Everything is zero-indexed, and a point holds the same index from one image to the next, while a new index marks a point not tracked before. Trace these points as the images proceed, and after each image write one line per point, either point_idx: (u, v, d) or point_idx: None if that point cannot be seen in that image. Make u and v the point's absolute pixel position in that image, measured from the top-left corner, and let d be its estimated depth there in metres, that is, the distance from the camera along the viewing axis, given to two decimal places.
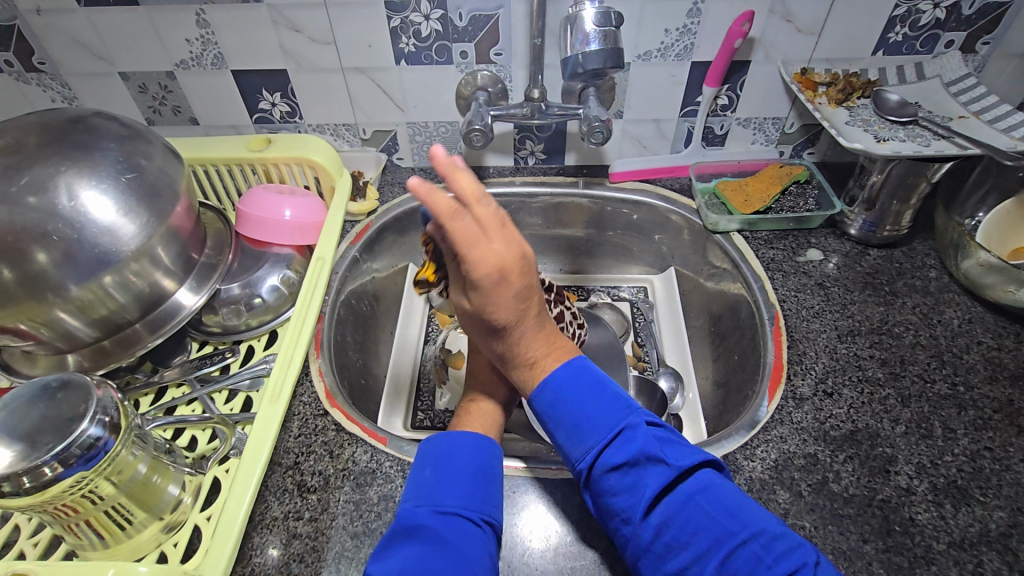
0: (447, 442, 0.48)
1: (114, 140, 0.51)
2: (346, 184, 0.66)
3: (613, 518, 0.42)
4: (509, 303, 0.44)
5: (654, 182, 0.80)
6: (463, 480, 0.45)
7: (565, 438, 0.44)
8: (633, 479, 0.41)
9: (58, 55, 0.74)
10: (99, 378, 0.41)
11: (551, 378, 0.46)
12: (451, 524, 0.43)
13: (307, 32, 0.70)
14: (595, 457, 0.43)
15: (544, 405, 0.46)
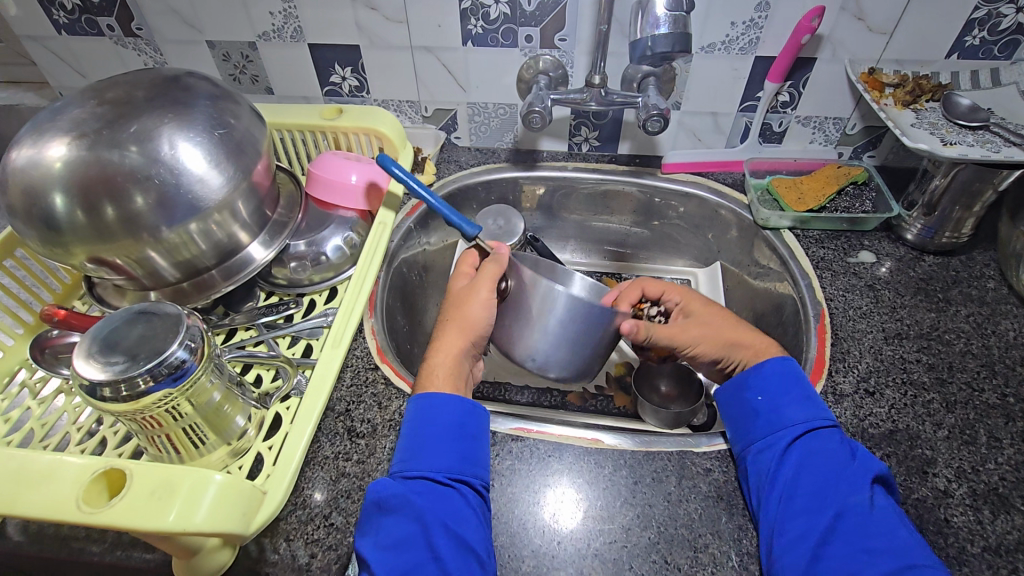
0: (419, 409, 0.51)
1: (207, 99, 0.55)
2: (408, 156, 0.69)
3: (802, 487, 0.47)
4: (708, 308, 0.62)
5: (706, 175, 0.81)
6: (434, 443, 0.49)
7: (784, 405, 0.52)
8: (847, 464, 0.47)
9: (155, 23, 0.80)
10: (186, 310, 0.45)
11: (776, 361, 0.55)
12: (421, 486, 0.47)
13: (382, 11, 0.73)
14: (815, 428, 0.50)
15: (770, 373, 0.54)
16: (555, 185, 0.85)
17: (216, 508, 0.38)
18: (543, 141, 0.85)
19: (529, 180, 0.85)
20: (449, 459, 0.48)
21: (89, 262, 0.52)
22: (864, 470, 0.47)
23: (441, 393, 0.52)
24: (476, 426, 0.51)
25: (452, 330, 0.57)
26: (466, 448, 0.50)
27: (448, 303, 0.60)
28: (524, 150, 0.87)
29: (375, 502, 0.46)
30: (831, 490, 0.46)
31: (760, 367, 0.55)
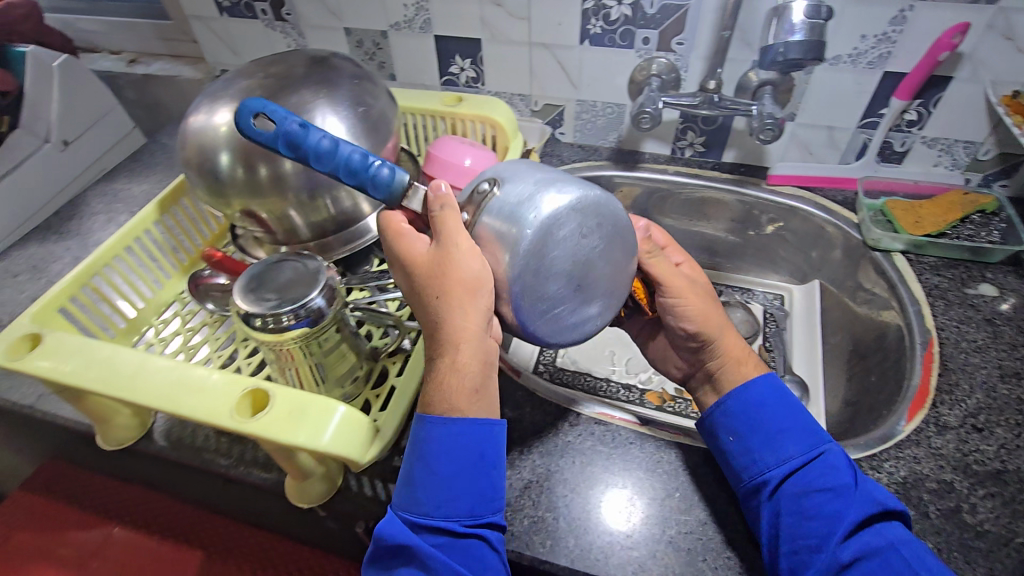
0: (432, 442, 0.43)
1: (350, 79, 0.61)
2: (518, 145, 0.72)
3: (794, 536, 0.45)
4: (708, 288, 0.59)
5: (813, 190, 0.79)
6: (442, 484, 0.43)
7: (755, 447, 0.50)
8: (838, 502, 0.45)
9: (302, 9, 0.88)
10: (326, 262, 0.51)
11: (755, 384, 0.53)
12: (437, 534, 0.42)
13: (507, 7, 0.77)
14: (792, 467, 0.48)
15: (737, 408, 0.52)
16: (654, 187, 0.86)
17: (341, 429, 0.43)
18: (646, 143, 0.87)
19: (628, 179, 0.86)
20: (450, 499, 0.43)
21: (241, 213, 0.60)
22: (859, 504, 0.45)
23: (463, 421, 0.43)
24: (486, 447, 0.44)
25: (456, 307, 0.42)
26: (475, 481, 0.43)
27: (425, 267, 0.44)
28: (626, 150, 0.88)
29: (385, 548, 0.42)
30: (830, 535, 0.45)
31: (725, 403, 0.53)
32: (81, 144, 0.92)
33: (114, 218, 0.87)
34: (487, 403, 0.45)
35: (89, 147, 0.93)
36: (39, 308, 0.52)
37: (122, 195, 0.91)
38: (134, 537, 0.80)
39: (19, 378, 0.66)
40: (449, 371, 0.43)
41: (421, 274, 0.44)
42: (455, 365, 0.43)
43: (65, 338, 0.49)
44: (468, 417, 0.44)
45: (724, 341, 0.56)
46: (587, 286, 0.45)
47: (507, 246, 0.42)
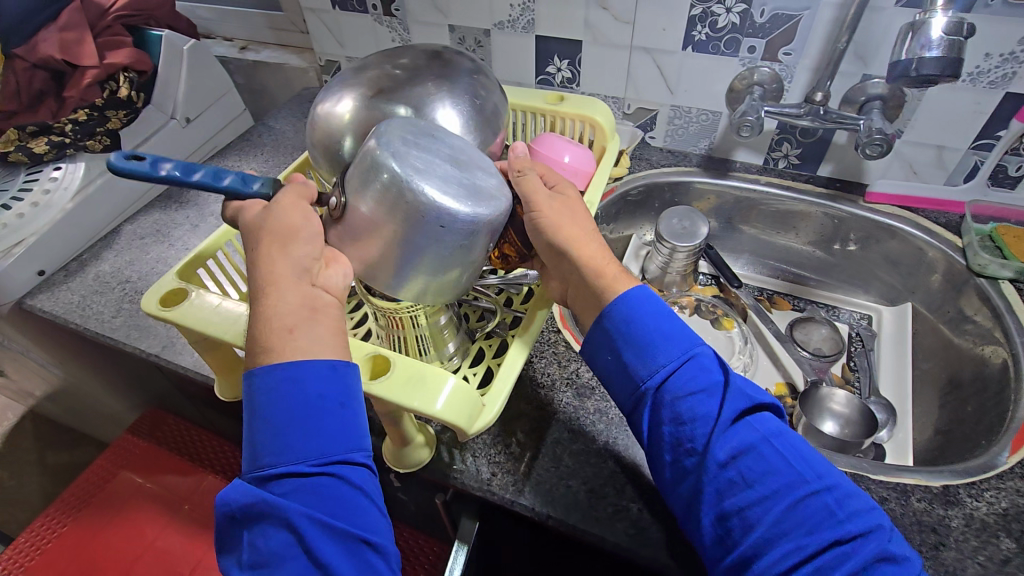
0: (268, 395, 0.40)
1: (466, 74, 0.65)
2: (616, 148, 0.73)
3: (673, 444, 0.45)
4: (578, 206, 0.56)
5: (914, 211, 0.77)
6: (280, 432, 0.39)
7: (638, 356, 0.47)
8: (713, 405, 0.44)
9: (411, 5, 0.93)
10: None
11: (629, 293, 0.49)
12: (288, 485, 0.39)
13: (613, 11, 0.79)
14: (671, 372, 0.46)
15: (620, 318, 0.48)
16: (743, 197, 0.85)
17: (452, 398, 0.45)
18: (738, 152, 0.86)
19: (717, 187, 0.86)
20: (289, 446, 0.39)
21: None
22: (732, 404, 0.44)
23: (297, 358, 0.40)
24: (318, 388, 0.40)
25: (269, 255, 0.43)
26: (317, 420, 0.40)
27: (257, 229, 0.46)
28: (717, 157, 0.88)
29: (229, 516, 0.38)
30: (704, 437, 0.43)
31: (603, 321, 0.49)
32: (201, 121, 0.99)
33: None
34: (320, 344, 0.42)
35: (207, 125, 1.01)
36: (183, 267, 0.58)
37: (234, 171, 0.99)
38: (230, 485, 0.87)
39: (148, 330, 0.73)
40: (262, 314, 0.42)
41: (255, 228, 0.45)
42: (270, 307, 0.42)
43: (206, 299, 0.54)
44: (308, 357, 0.41)
45: (582, 250, 0.51)
46: (461, 162, 0.46)
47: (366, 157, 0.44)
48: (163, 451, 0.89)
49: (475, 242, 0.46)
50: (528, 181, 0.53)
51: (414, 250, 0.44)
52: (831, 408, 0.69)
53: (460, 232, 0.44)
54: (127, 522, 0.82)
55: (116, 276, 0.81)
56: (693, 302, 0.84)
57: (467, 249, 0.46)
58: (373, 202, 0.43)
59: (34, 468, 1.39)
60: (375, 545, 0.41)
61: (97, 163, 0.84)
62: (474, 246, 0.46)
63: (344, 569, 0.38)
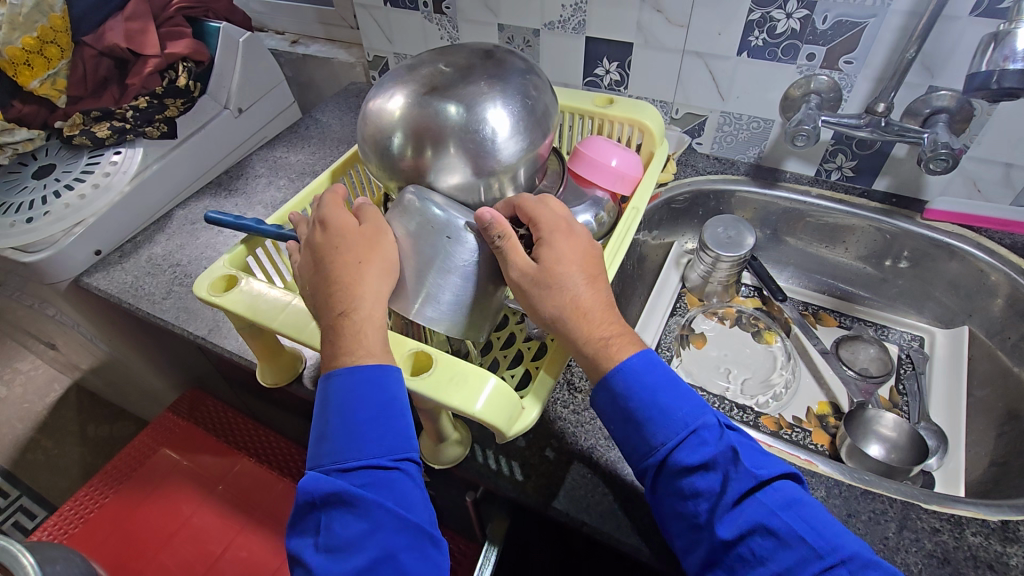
0: (347, 393, 0.44)
1: (519, 74, 0.64)
2: (664, 152, 0.73)
3: (677, 521, 0.44)
4: (574, 260, 0.50)
5: (976, 230, 0.74)
6: (358, 427, 0.43)
7: (636, 433, 0.46)
8: (717, 484, 0.43)
9: (462, 3, 0.93)
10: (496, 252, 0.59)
11: (626, 364, 0.47)
12: (363, 475, 0.42)
13: (667, 14, 0.78)
14: (670, 452, 0.44)
15: (618, 391, 0.47)
16: (791, 208, 0.83)
17: (491, 398, 0.45)
18: (788, 161, 0.84)
19: (764, 197, 0.84)
20: (366, 440, 0.43)
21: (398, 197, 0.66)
22: (737, 482, 0.43)
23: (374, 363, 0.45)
24: (393, 388, 0.44)
25: (373, 272, 0.48)
26: (391, 418, 0.44)
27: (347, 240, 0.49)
28: (766, 167, 0.86)
29: (306, 503, 0.42)
30: (706, 516, 0.43)
31: (598, 391, 0.48)
32: (252, 111, 1.02)
33: (274, 181, 0.97)
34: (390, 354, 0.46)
35: (257, 115, 1.03)
36: (234, 254, 0.59)
37: (281, 162, 1.01)
38: (262, 468, 0.89)
39: (195, 313, 0.75)
40: (342, 321, 0.46)
41: (342, 239, 0.49)
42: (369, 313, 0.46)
43: (254, 287, 0.55)
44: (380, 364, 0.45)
45: (571, 323, 0.48)
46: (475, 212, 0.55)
47: (410, 204, 0.51)
48: (200, 431, 0.91)
49: (494, 271, 0.53)
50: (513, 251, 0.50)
51: (442, 279, 0.50)
52: (878, 430, 0.66)
53: (484, 260, 0.52)
54: (169, 497, 0.85)
55: (167, 258, 0.83)
56: (733, 313, 0.83)
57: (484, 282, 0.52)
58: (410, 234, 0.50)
59: (76, 439, 1.44)
60: (435, 539, 0.44)
61: (154, 149, 0.87)
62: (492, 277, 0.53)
63: (410, 556, 0.41)
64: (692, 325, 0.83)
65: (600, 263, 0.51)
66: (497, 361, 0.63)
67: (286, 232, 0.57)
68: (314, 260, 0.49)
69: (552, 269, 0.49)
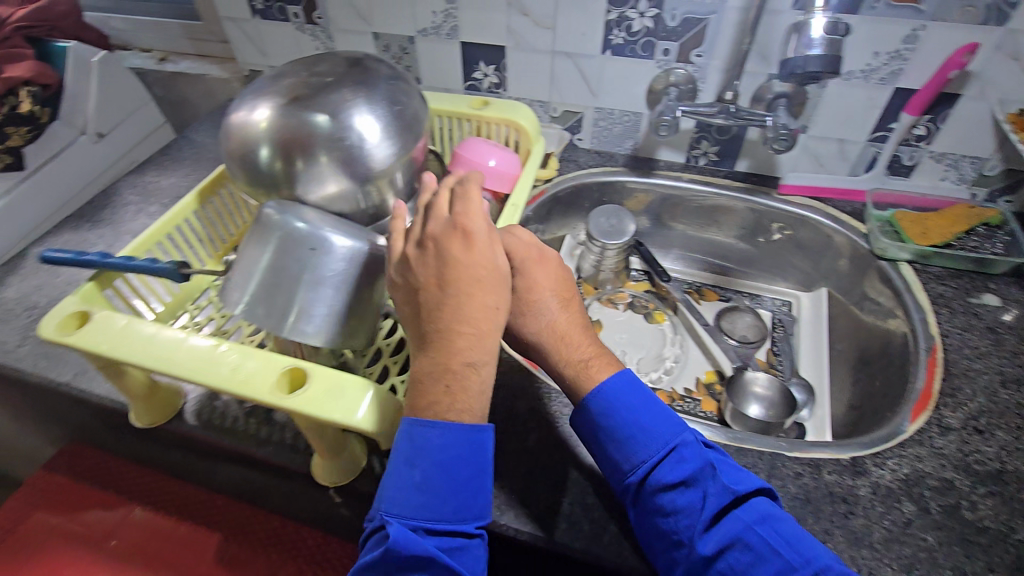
0: (443, 449, 0.43)
1: (386, 81, 0.64)
2: (541, 150, 0.74)
3: (659, 537, 0.45)
4: (548, 287, 0.56)
5: (823, 201, 0.82)
6: (451, 490, 0.43)
7: (618, 448, 0.49)
8: (695, 497, 0.46)
9: (334, 13, 0.92)
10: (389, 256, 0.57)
11: (605, 386, 0.51)
12: (446, 540, 0.42)
13: (533, 16, 0.80)
14: (650, 466, 0.48)
15: (597, 411, 0.50)
16: (668, 194, 0.88)
17: (374, 409, 0.44)
18: (661, 151, 0.89)
19: (643, 186, 0.89)
20: (454, 504, 0.43)
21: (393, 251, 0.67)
22: (714, 496, 0.45)
23: (459, 424, 0.44)
24: (485, 455, 0.45)
25: (473, 303, 0.47)
26: (477, 484, 0.44)
27: (464, 266, 0.47)
28: (642, 157, 0.91)
29: (386, 564, 0.40)
30: (687, 529, 0.44)
31: (579, 411, 0.51)
32: (114, 136, 0.95)
33: (145, 208, 0.90)
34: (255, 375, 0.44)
35: (121, 140, 0.96)
36: (85, 290, 0.55)
37: (152, 187, 0.94)
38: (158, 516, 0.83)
39: (58, 358, 0.69)
40: (466, 371, 0.44)
41: (469, 267, 0.47)
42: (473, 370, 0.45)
43: (110, 321, 0.52)
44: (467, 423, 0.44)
45: (553, 345, 0.54)
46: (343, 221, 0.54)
47: (269, 219, 0.50)
48: (83, 487, 0.84)
49: (367, 278, 0.52)
50: None
51: (312, 293, 0.49)
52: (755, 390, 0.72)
53: (355, 269, 0.51)
54: (48, 568, 0.77)
55: (21, 302, 0.76)
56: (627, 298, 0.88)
57: (362, 288, 0.52)
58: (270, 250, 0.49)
59: None
60: None
61: None
62: (367, 284, 0.52)
63: None
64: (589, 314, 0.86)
65: (572, 286, 0.57)
66: (388, 367, 0.58)
67: (134, 262, 0.54)
68: (443, 279, 0.47)
69: (526, 297, 0.55)
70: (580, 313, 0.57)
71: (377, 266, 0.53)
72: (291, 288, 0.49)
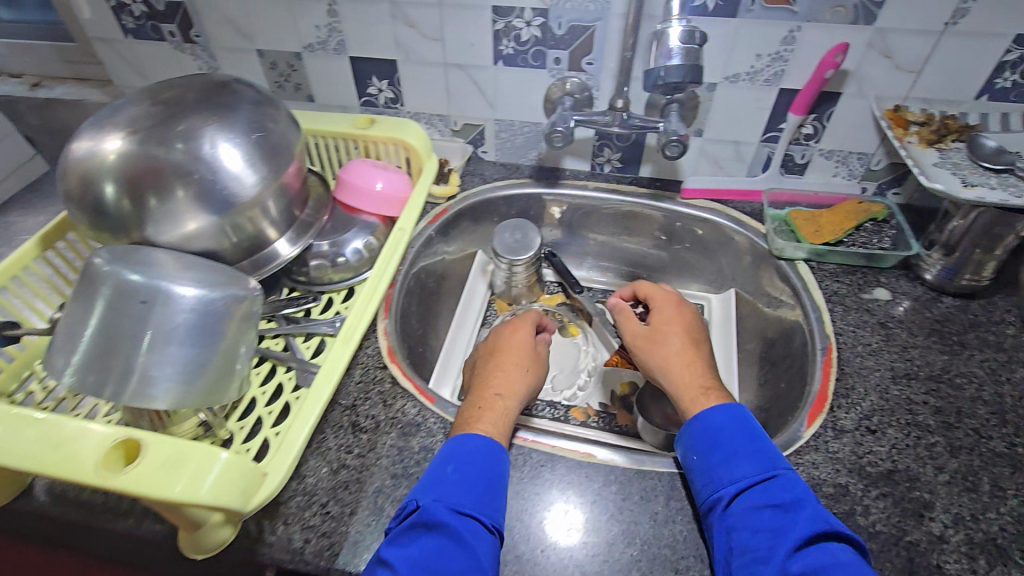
0: (467, 443, 0.51)
1: (249, 104, 0.59)
2: (434, 167, 0.72)
3: (741, 553, 0.44)
4: (678, 327, 0.64)
5: (724, 203, 0.82)
6: (475, 484, 0.49)
7: (718, 464, 0.50)
8: (788, 519, 0.44)
9: (211, 31, 0.85)
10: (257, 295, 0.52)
11: (710, 412, 0.53)
12: (467, 524, 0.46)
13: (419, 28, 0.77)
14: (749, 484, 0.47)
15: (698, 431, 0.52)
16: (577, 203, 0.87)
17: (223, 477, 0.41)
18: (566, 160, 0.88)
19: (550, 197, 0.87)
20: (476, 496, 0.48)
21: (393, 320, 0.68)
22: (807, 520, 0.44)
23: (478, 437, 0.52)
24: (503, 466, 0.51)
25: (520, 369, 0.61)
26: (495, 489, 0.49)
27: (511, 340, 0.65)
28: (547, 167, 0.89)
29: (418, 523, 0.46)
30: (777, 547, 0.43)
31: (689, 425, 0.53)
32: None
33: None
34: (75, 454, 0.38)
35: None
36: None
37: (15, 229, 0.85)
38: None
39: None
40: (496, 403, 0.57)
41: (512, 347, 0.64)
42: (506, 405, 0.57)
43: None
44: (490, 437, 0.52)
45: (671, 372, 0.59)
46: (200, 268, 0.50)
47: (103, 273, 0.46)
48: None
49: (220, 326, 0.47)
50: (623, 325, 0.67)
51: (150, 349, 0.44)
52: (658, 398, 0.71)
53: (204, 318, 0.46)
54: None
55: None
56: None
57: (217, 338, 0.47)
58: (104, 308, 0.45)
59: None
60: None
61: None
62: (221, 332, 0.47)
63: None
64: None
65: (702, 332, 0.64)
66: (262, 419, 0.52)
67: None
68: (490, 352, 0.64)
69: (654, 346, 0.62)
70: (709, 354, 0.62)
71: (230, 311, 0.48)
72: (128, 349, 0.44)
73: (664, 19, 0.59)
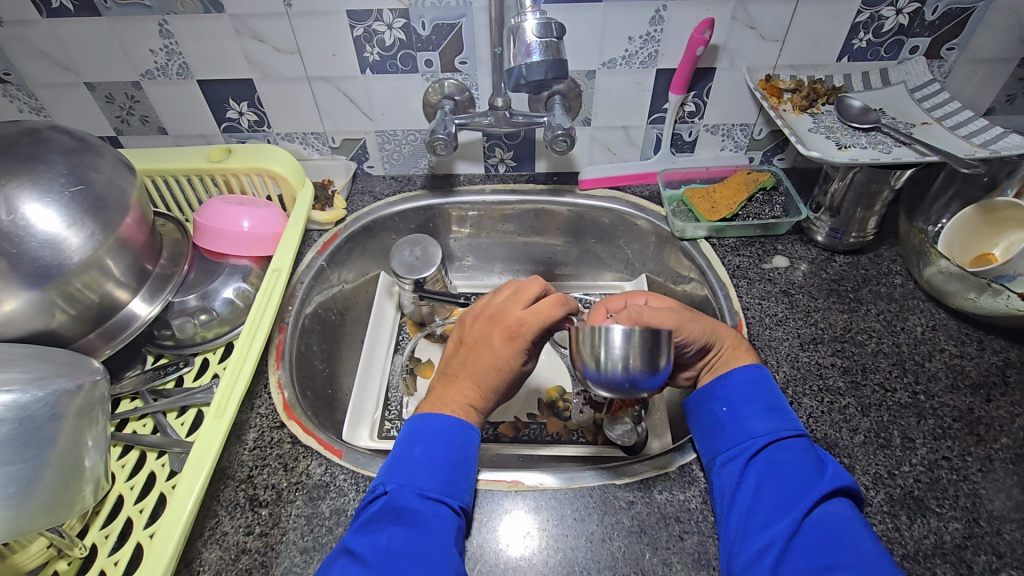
0: (427, 422, 0.50)
1: (62, 153, 0.50)
2: (308, 194, 0.66)
3: (762, 499, 0.44)
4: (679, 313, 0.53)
5: (623, 189, 0.80)
6: (435, 470, 0.46)
7: (748, 416, 0.49)
8: (814, 471, 0.45)
9: (22, 66, 0.72)
10: (102, 376, 0.45)
11: (737, 372, 0.52)
12: (435, 509, 0.45)
13: (271, 41, 0.69)
14: (780, 437, 0.47)
15: (733, 383, 0.51)
16: (477, 209, 0.82)
17: None
18: (458, 165, 0.83)
19: (447, 207, 0.82)
20: (442, 479, 0.46)
21: (284, 371, 0.60)
22: (831, 476, 0.44)
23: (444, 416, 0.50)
24: (470, 442, 0.49)
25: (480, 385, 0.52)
26: (459, 473, 0.47)
27: (489, 340, 0.52)
28: (440, 175, 0.84)
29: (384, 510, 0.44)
30: (800, 496, 0.43)
31: (723, 378, 0.52)
32: None
33: None
34: None
35: None
36: None
37: None
38: None
39: None
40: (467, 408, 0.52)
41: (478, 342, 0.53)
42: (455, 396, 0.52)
43: None
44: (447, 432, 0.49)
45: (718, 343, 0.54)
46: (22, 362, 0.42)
47: None
48: None
49: (47, 430, 0.39)
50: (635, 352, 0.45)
51: None
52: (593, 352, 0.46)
53: (25, 425, 0.38)
54: None
55: None
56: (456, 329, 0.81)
57: (45, 445, 0.39)
58: None
59: None
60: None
61: None
62: (48, 436, 0.39)
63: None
64: (419, 355, 0.78)
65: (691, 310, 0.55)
66: (133, 519, 0.45)
67: None
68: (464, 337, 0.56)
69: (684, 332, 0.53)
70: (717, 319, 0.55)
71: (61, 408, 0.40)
72: None
73: (518, 11, 0.55)
